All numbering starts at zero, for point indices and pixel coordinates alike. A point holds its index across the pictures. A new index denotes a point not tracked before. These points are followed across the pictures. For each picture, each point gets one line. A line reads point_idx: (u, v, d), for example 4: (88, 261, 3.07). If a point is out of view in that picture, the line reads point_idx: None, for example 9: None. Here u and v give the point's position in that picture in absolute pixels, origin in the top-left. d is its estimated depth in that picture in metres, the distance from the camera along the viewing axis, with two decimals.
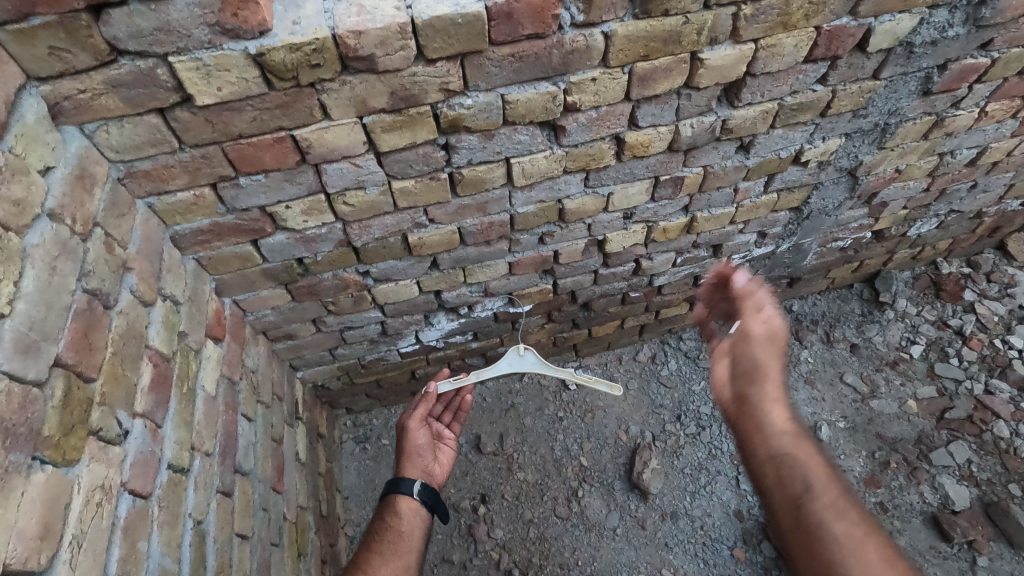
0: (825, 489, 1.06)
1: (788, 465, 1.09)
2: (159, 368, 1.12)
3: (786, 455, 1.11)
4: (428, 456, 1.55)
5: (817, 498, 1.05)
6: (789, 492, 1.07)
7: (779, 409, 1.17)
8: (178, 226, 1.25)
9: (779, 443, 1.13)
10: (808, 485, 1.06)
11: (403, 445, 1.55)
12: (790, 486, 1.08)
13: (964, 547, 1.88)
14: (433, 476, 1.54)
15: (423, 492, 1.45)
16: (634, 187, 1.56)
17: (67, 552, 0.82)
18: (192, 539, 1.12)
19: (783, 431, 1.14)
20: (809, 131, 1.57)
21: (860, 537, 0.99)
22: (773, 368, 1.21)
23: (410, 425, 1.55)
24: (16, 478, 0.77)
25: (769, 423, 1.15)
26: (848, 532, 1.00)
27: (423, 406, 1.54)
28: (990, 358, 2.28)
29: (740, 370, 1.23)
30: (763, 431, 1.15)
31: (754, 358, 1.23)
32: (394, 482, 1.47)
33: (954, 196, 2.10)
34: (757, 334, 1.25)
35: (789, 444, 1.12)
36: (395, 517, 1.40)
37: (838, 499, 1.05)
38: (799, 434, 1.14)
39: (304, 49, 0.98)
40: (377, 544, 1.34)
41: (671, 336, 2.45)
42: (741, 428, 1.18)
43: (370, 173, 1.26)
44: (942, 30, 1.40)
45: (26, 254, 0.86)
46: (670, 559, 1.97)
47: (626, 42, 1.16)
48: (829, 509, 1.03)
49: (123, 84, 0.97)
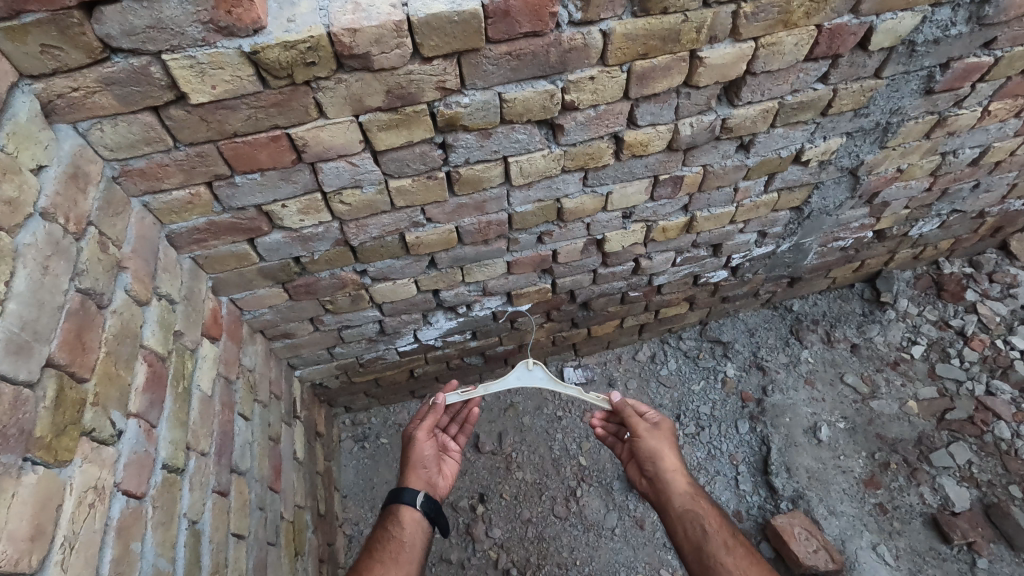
0: (717, 532, 1.32)
1: (688, 524, 1.35)
2: (154, 368, 1.12)
3: (688, 512, 1.37)
4: (434, 468, 1.53)
5: (711, 543, 1.30)
6: (691, 542, 1.33)
7: (678, 479, 1.43)
8: (173, 225, 1.25)
9: (680, 506, 1.38)
10: (704, 535, 1.32)
11: (409, 456, 1.51)
12: (692, 537, 1.33)
13: (964, 548, 1.87)
14: (437, 487, 1.52)
15: (426, 503, 1.42)
16: (633, 186, 1.55)
17: (59, 553, 0.82)
18: (187, 539, 1.12)
19: (683, 494, 1.40)
20: (810, 131, 1.56)
21: (745, 566, 1.25)
22: (666, 450, 1.46)
23: (417, 436, 1.51)
24: (6, 479, 0.76)
25: (671, 493, 1.41)
26: (735, 562, 1.26)
27: (431, 416, 1.52)
28: (992, 359, 2.27)
29: (641, 457, 1.48)
30: (668, 500, 1.41)
31: (648, 445, 1.47)
32: (397, 491, 1.44)
33: (955, 195, 2.09)
34: (643, 423, 1.50)
35: (687, 505, 1.38)
36: (397, 527, 1.37)
37: (728, 537, 1.31)
38: (696, 494, 1.40)
39: (298, 47, 0.98)
40: (378, 555, 1.31)
41: (670, 336, 2.44)
42: (657, 504, 1.44)
43: (367, 171, 1.26)
44: (945, 29, 1.39)
45: (17, 253, 0.85)
46: (669, 559, 1.96)
47: (624, 40, 1.15)
48: (721, 547, 1.29)
49: (117, 82, 0.97)
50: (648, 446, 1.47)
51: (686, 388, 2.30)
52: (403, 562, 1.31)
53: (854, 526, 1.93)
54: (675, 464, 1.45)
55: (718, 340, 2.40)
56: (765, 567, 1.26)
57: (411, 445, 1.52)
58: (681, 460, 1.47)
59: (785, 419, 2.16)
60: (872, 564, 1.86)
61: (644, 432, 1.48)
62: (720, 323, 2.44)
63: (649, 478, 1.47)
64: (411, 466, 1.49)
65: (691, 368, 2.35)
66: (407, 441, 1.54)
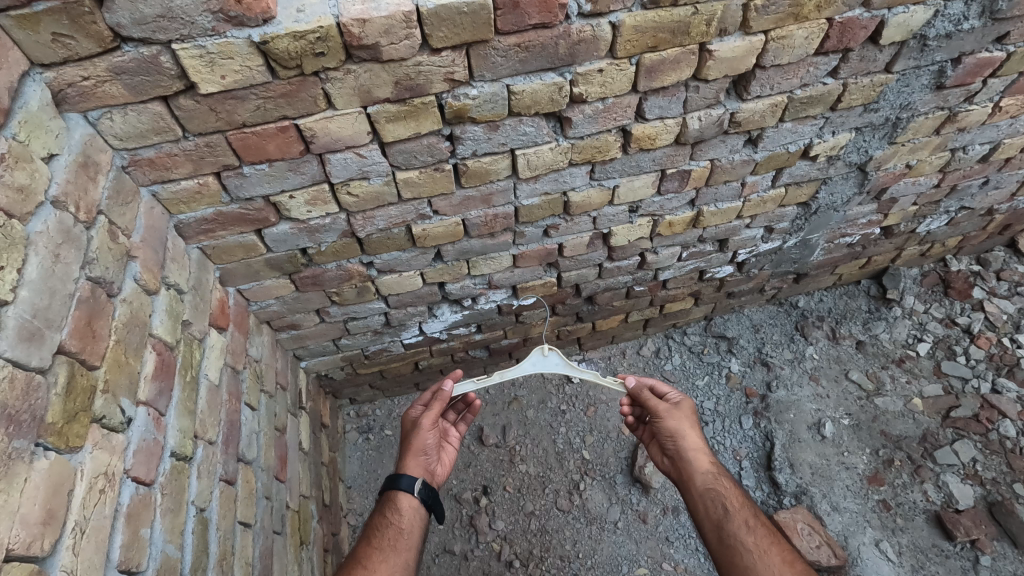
0: (737, 511, 1.31)
1: (709, 502, 1.35)
2: (162, 357, 1.12)
3: (710, 490, 1.36)
4: (433, 455, 1.53)
5: (732, 521, 1.30)
6: (712, 520, 1.33)
7: (701, 457, 1.42)
8: (182, 215, 1.25)
9: (701, 485, 1.38)
10: (725, 513, 1.32)
11: (411, 442, 1.50)
12: (712, 515, 1.33)
13: (967, 546, 1.87)
14: (434, 474, 1.52)
15: (423, 491, 1.42)
16: (640, 180, 1.55)
17: (70, 537, 0.83)
18: (195, 526, 1.13)
19: (705, 472, 1.40)
20: (819, 125, 1.55)
21: (765, 546, 1.25)
22: (687, 430, 1.46)
23: (423, 423, 1.50)
24: (19, 464, 0.77)
25: (694, 471, 1.41)
26: (755, 542, 1.26)
27: (437, 405, 1.51)
28: (998, 357, 2.26)
29: (662, 437, 1.49)
30: (691, 479, 1.41)
31: (669, 426, 1.47)
32: (394, 478, 1.43)
33: (964, 192, 2.08)
34: (663, 404, 1.50)
35: (708, 484, 1.37)
36: (396, 514, 1.38)
37: (749, 517, 1.31)
38: (718, 473, 1.39)
39: (308, 37, 0.97)
40: (377, 541, 1.32)
41: (675, 331, 2.44)
42: (681, 484, 1.44)
43: (375, 163, 1.26)
44: (957, 23, 1.37)
45: (29, 241, 0.86)
46: (670, 554, 1.97)
47: (633, 32, 1.15)
48: (742, 527, 1.29)
49: (127, 72, 0.97)
50: (669, 426, 1.47)
51: (690, 382, 2.30)
52: (402, 549, 1.31)
53: (857, 522, 1.93)
54: (698, 443, 1.45)
55: (723, 336, 2.40)
56: (785, 547, 1.26)
57: (415, 431, 1.51)
58: (703, 440, 1.46)
59: (789, 415, 2.16)
60: (875, 560, 1.86)
61: (664, 412, 1.48)
62: (726, 319, 2.44)
63: (672, 457, 1.48)
64: (412, 453, 1.49)
65: (695, 363, 2.35)
66: (410, 427, 1.54)
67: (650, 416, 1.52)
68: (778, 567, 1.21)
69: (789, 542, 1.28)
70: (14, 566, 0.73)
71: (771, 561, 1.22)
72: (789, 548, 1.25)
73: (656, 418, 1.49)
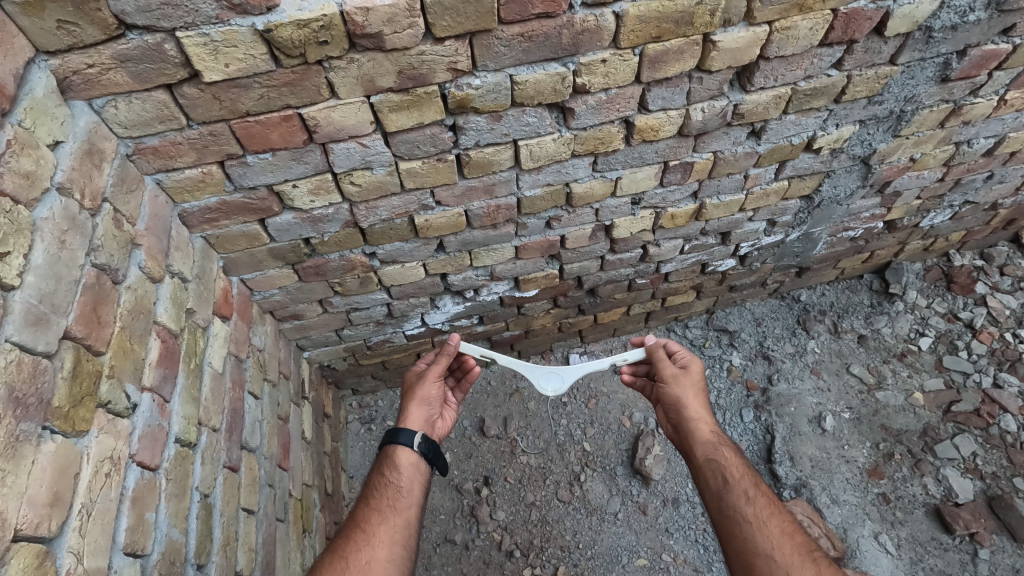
0: (738, 482, 1.30)
1: (709, 469, 1.35)
2: (167, 344, 1.14)
3: (712, 459, 1.36)
4: (435, 408, 1.55)
5: (732, 490, 1.29)
6: (712, 489, 1.32)
7: (704, 425, 1.44)
8: (186, 204, 1.26)
9: (702, 452, 1.39)
10: (725, 481, 1.31)
11: (415, 392, 1.54)
12: (713, 486, 1.33)
13: (966, 539, 1.88)
14: (434, 428, 1.54)
15: (424, 445, 1.43)
16: (643, 171, 1.55)
17: (77, 519, 0.84)
18: (198, 511, 1.14)
19: (707, 442, 1.40)
20: (823, 118, 1.55)
21: (764, 517, 1.23)
22: (689, 398, 1.48)
23: (427, 374, 1.55)
24: (26, 446, 0.78)
25: (696, 439, 1.42)
26: (755, 513, 1.24)
27: (442, 359, 1.56)
28: (1000, 352, 2.26)
29: (666, 404, 1.52)
30: (692, 447, 1.42)
31: (673, 392, 1.50)
32: (394, 432, 1.44)
33: (968, 186, 2.07)
34: (671, 369, 1.54)
35: (709, 454, 1.38)
36: (395, 473, 1.37)
37: (750, 488, 1.29)
38: (719, 443, 1.39)
39: (311, 26, 0.98)
40: (375, 502, 1.30)
41: (676, 324, 2.45)
42: (683, 452, 1.45)
43: (378, 153, 1.26)
44: (963, 15, 1.36)
45: (35, 227, 0.87)
46: (670, 544, 1.98)
47: (637, 22, 1.14)
48: (742, 497, 1.28)
49: (131, 59, 0.97)
50: (673, 393, 1.50)
51: None
52: (402, 508, 1.30)
53: (856, 514, 1.94)
54: (700, 412, 1.46)
55: (724, 329, 2.41)
56: (786, 518, 1.24)
57: (420, 382, 1.55)
58: (706, 408, 1.47)
59: (789, 408, 2.16)
60: (874, 552, 1.87)
61: (669, 379, 1.52)
62: (727, 312, 2.45)
63: (675, 425, 1.50)
64: (416, 402, 1.52)
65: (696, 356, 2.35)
66: (415, 380, 1.58)
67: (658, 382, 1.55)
68: (777, 539, 1.20)
69: (791, 513, 1.26)
70: (22, 546, 0.75)
71: (770, 532, 1.21)
72: (789, 520, 1.23)
73: (663, 384, 1.53)
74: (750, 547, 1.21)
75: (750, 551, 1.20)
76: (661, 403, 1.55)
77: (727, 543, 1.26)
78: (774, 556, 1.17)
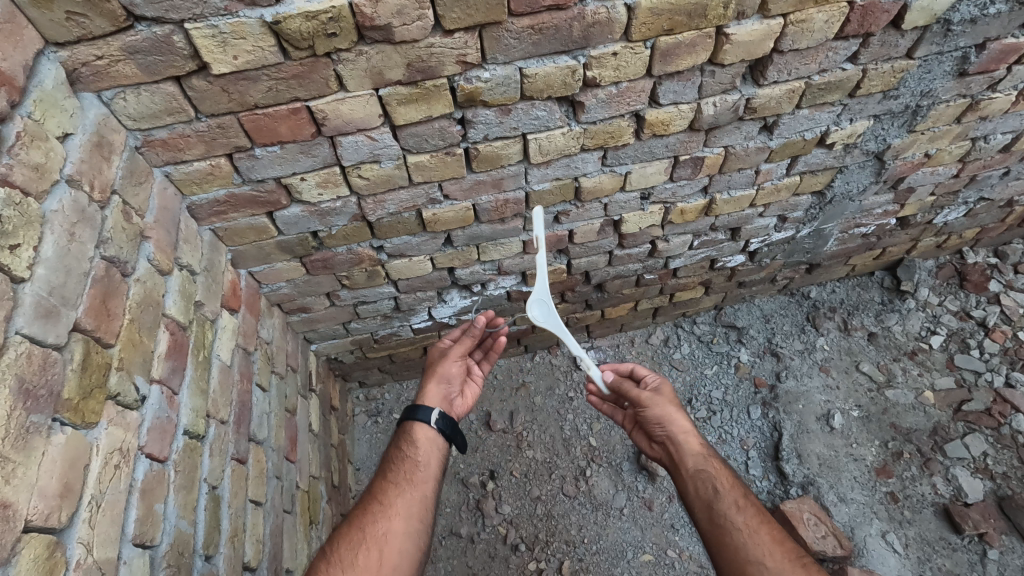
0: (728, 492, 1.29)
1: (697, 483, 1.33)
2: (175, 337, 1.14)
3: (702, 471, 1.34)
4: (455, 386, 1.54)
5: (721, 501, 1.28)
6: (702, 501, 1.30)
7: (691, 438, 1.40)
8: (194, 196, 1.26)
9: (689, 467, 1.36)
10: (713, 495, 1.29)
11: (436, 369, 1.54)
12: (703, 496, 1.31)
13: (975, 539, 1.87)
14: (453, 405, 1.52)
15: (441, 421, 1.41)
16: (652, 166, 1.53)
17: (86, 510, 0.84)
18: (207, 503, 1.15)
19: (696, 454, 1.37)
20: (836, 112, 1.53)
21: (755, 526, 1.23)
22: (674, 414, 1.43)
23: (450, 352, 1.55)
24: (37, 438, 0.79)
25: (683, 455, 1.39)
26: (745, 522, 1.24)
27: (467, 338, 1.57)
28: (1013, 351, 2.23)
29: (651, 424, 1.46)
30: (679, 463, 1.38)
31: (654, 412, 1.45)
32: (414, 408, 1.43)
33: (983, 183, 2.04)
34: (646, 392, 1.48)
35: (698, 465, 1.35)
36: (413, 447, 1.36)
37: (740, 497, 1.28)
38: (709, 454, 1.37)
39: (320, 17, 0.97)
40: (392, 476, 1.30)
41: (684, 320, 2.43)
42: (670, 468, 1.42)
43: (385, 146, 1.25)
44: (982, 8, 1.34)
45: (45, 219, 0.87)
46: (676, 540, 1.98)
47: (649, 15, 1.12)
48: (732, 507, 1.27)
49: (140, 51, 0.97)
50: (655, 414, 1.44)
51: (698, 372, 2.29)
52: (419, 482, 1.29)
53: (864, 513, 1.93)
54: (686, 425, 1.42)
55: (733, 325, 2.39)
56: (775, 525, 1.24)
57: (441, 359, 1.55)
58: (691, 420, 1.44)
59: (798, 405, 2.15)
60: (882, 551, 1.86)
61: (648, 401, 1.46)
62: (736, 308, 2.43)
63: (661, 443, 1.46)
64: (436, 379, 1.51)
65: (705, 353, 2.34)
66: (437, 357, 1.58)
67: (635, 405, 1.50)
68: (767, 546, 1.19)
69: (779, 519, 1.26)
70: (33, 537, 0.75)
71: (760, 540, 1.21)
72: (778, 526, 1.23)
73: (641, 407, 1.47)
74: (742, 555, 1.20)
75: (742, 559, 1.20)
76: (644, 424, 1.50)
77: (719, 554, 1.25)
78: (765, 562, 1.17)
